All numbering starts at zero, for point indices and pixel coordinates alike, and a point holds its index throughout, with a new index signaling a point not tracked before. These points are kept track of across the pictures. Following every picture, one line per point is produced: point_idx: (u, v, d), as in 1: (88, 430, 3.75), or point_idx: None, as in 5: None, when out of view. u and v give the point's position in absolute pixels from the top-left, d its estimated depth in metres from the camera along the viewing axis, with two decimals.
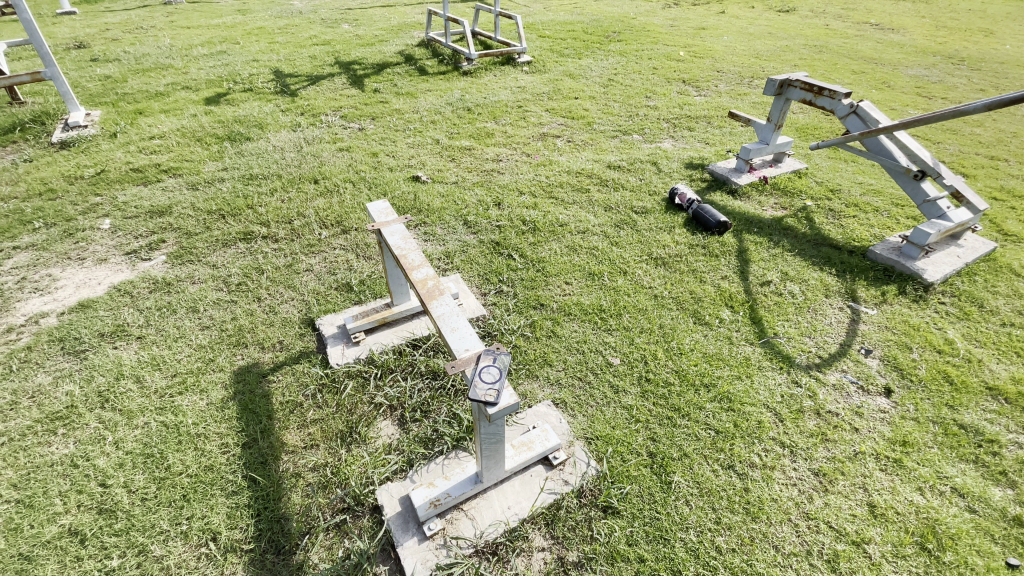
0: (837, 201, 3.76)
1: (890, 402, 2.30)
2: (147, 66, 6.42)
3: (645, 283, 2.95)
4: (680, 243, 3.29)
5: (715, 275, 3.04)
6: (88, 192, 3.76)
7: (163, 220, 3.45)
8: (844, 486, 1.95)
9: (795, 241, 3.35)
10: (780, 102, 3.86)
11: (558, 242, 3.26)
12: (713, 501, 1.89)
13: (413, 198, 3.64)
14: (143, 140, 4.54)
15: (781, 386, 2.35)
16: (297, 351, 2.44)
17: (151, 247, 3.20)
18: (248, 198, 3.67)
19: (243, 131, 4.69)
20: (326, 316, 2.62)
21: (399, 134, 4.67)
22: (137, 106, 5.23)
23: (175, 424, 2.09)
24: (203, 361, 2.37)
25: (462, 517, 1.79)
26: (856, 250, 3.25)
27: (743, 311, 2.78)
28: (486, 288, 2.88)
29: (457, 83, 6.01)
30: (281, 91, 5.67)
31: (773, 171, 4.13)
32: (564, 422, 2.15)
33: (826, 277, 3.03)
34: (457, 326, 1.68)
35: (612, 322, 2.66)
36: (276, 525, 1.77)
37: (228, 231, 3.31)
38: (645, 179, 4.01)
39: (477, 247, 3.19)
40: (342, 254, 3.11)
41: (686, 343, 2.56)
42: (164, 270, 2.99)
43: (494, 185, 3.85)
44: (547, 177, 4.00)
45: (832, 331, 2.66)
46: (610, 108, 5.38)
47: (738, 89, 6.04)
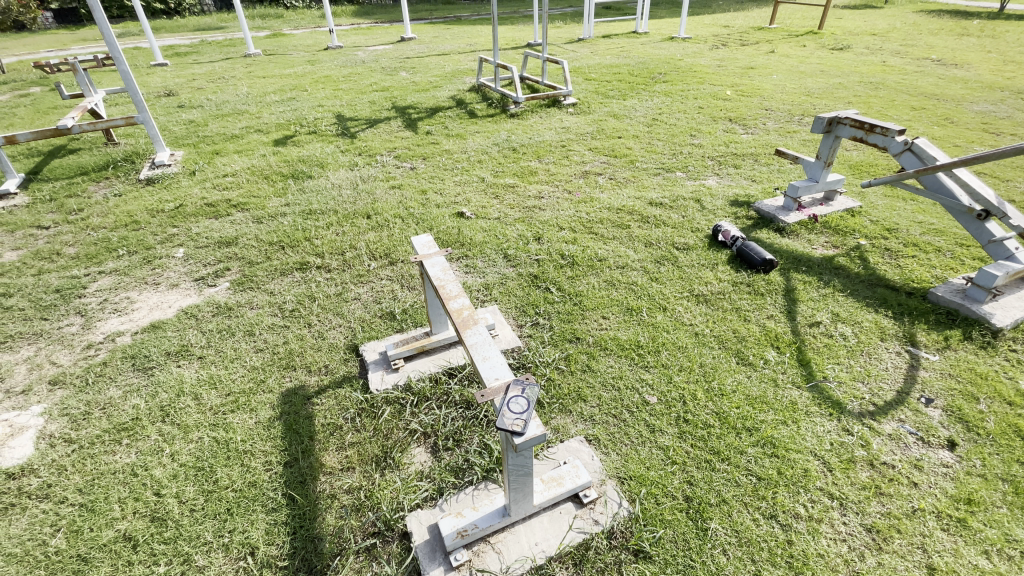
0: (894, 240, 3.60)
1: (954, 456, 2.12)
2: (226, 112, 7.10)
3: (685, 320, 2.90)
4: (723, 280, 3.23)
5: (760, 314, 2.95)
6: (166, 224, 4.15)
7: (229, 250, 3.75)
8: (900, 545, 1.80)
9: (847, 280, 3.21)
10: (829, 140, 3.78)
11: (596, 277, 3.28)
12: (753, 553, 1.79)
13: (457, 233, 3.78)
14: (217, 177, 4.98)
15: (830, 433, 2.23)
16: (340, 375, 2.55)
17: (217, 275, 3.47)
18: (306, 231, 3.93)
19: (306, 170, 5.07)
20: (369, 342, 2.74)
21: (447, 173, 4.90)
22: (214, 147, 5.77)
23: (225, 440, 2.22)
24: (254, 381, 2.52)
25: (489, 550, 1.78)
26: (915, 291, 3.08)
27: (789, 352, 2.67)
28: (523, 320, 2.92)
29: (504, 124, 6.27)
30: (342, 133, 6.10)
31: (824, 210, 4.01)
32: (596, 459, 2.12)
33: (881, 320, 2.87)
34: (489, 355, 1.73)
35: (649, 358, 2.63)
36: (310, 544, 1.83)
37: (286, 261, 3.55)
38: (688, 216, 3.99)
39: (516, 280, 3.26)
40: (388, 284, 3.25)
41: (727, 383, 2.49)
42: (227, 296, 3.23)
43: (536, 221, 3.94)
44: (588, 213, 4.06)
45: (888, 377, 2.51)
46: (654, 147, 5.43)
47: (787, 127, 5.96)
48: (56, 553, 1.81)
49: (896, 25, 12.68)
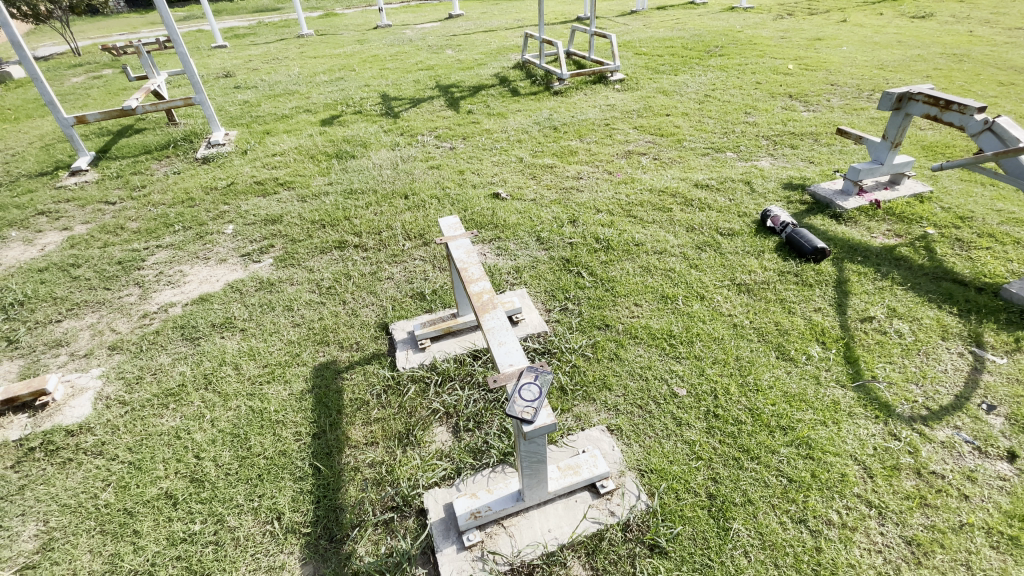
0: (967, 230, 3.27)
1: (1012, 469, 1.93)
2: (278, 92, 7.32)
3: (723, 311, 2.77)
4: (768, 269, 3.05)
5: (806, 307, 2.77)
6: (219, 202, 4.36)
7: (274, 227, 3.91)
8: (942, 561, 1.66)
9: (908, 272, 2.95)
10: (898, 118, 3.44)
11: (631, 262, 3.17)
12: (776, 557, 1.70)
13: (491, 214, 3.75)
14: (267, 157, 5.17)
15: (874, 437, 2.08)
16: (370, 352, 2.60)
17: (262, 251, 3.63)
18: (346, 210, 4.02)
19: (350, 150, 5.16)
20: (399, 322, 2.77)
21: (486, 153, 4.85)
22: (266, 127, 5.99)
23: (260, 410, 2.33)
24: (290, 354, 2.63)
25: (502, 533, 1.78)
26: (986, 287, 2.79)
27: (836, 348, 2.50)
28: (551, 305, 2.88)
29: (547, 102, 6.13)
30: (386, 113, 6.16)
31: (888, 195, 3.69)
32: (616, 450, 2.07)
33: (944, 317, 2.63)
34: (505, 340, 1.71)
35: (681, 349, 2.53)
36: (332, 514, 1.90)
37: (326, 239, 3.65)
38: (735, 199, 3.78)
39: (548, 264, 3.20)
40: (421, 265, 3.28)
41: (764, 378, 2.36)
42: (270, 272, 3.37)
43: (572, 203, 3.85)
44: (627, 195, 3.93)
45: (946, 380, 2.30)
46: (704, 125, 5.16)
47: (854, 104, 5.50)
48: (105, 506, 1.98)
49: None
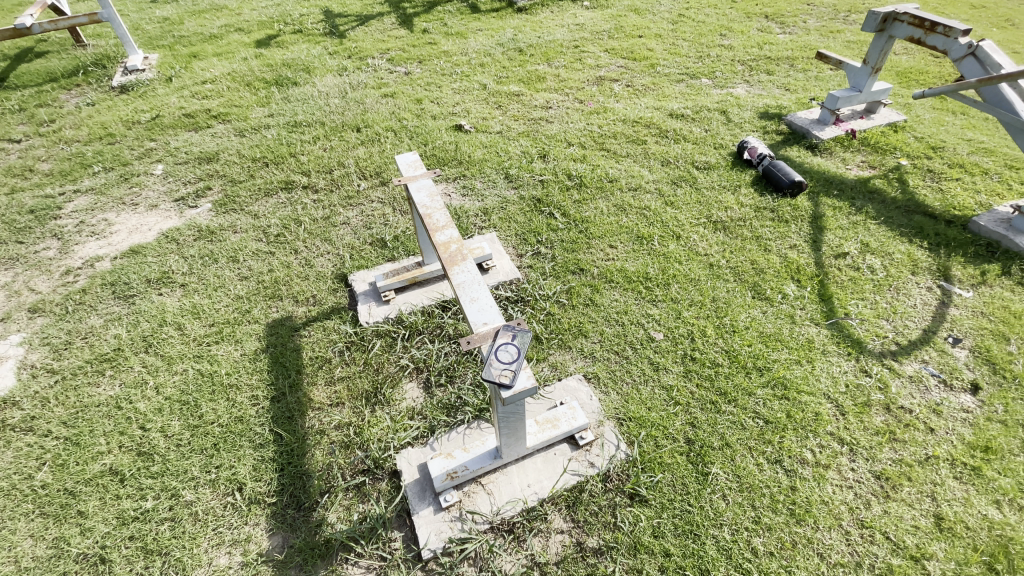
0: (938, 161, 3.25)
1: (975, 400, 1.99)
2: (202, 6, 6.41)
3: (699, 250, 2.68)
4: (744, 205, 2.95)
5: (782, 244, 2.71)
6: (144, 138, 3.85)
7: (210, 167, 3.50)
8: (909, 493, 1.71)
9: (881, 206, 2.92)
10: (881, 41, 3.27)
11: (605, 200, 3.01)
12: (753, 499, 1.71)
13: (454, 148, 3.46)
14: (196, 85, 4.57)
15: (847, 374, 2.09)
16: (328, 306, 2.40)
17: (199, 195, 3.26)
18: (291, 145, 3.63)
19: (291, 76, 4.61)
20: (358, 271, 2.56)
21: (445, 79, 4.43)
22: (192, 49, 5.26)
23: (210, 373, 2.14)
24: (239, 311, 2.40)
25: (480, 491, 1.72)
26: (955, 219, 2.80)
27: (810, 286, 2.47)
28: (523, 249, 2.71)
29: (509, 21, 5.60)
30: (331, 33, 5.50)
31: (864, 124, 3.59)
32: (595, 399, 2.01)
33: (914, 251, 2.63)
34: (477, 296, 1.55)
35: (658, 293, 2.45)
36: (298, 481, 1.79)
37: (271, 180, 3.30)
38: (711, 130, 3.60)
39: (517, 204, 3.00)
40: (379, 207, 3.01)
41: (740, 320, 2.32)
42: (209, 219, 3.04)
43: (541, 135, 3.59)
44: (599, 126, 3.68)
45: (915, 315, 2.32)
46: (677, 48, 4.84)
47: (830, 25, 5.27)
48: (42, 487, 1.80)
49: None
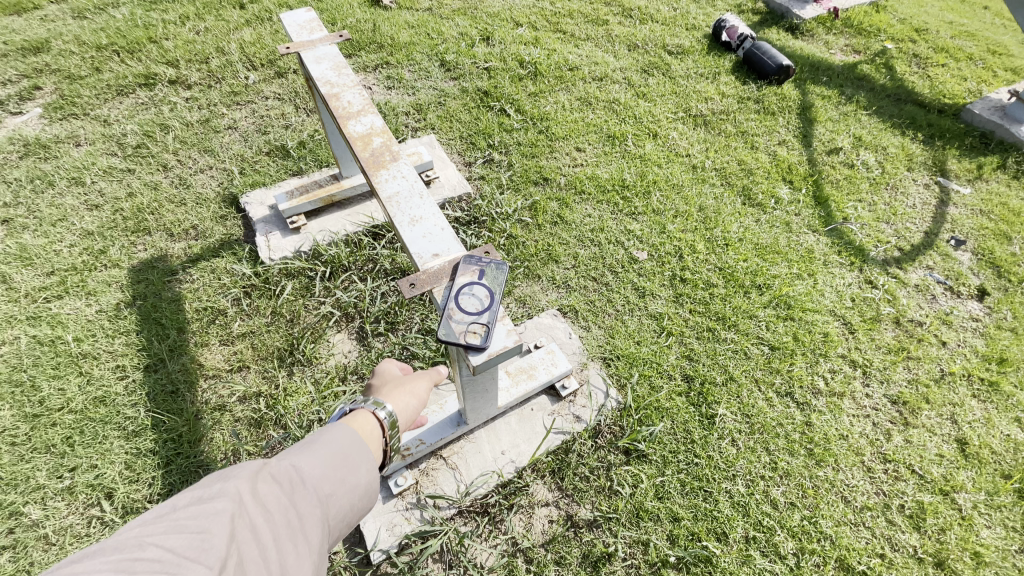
0: (923, 45, 2.95)
1: (983, 308, 1.82)
2: None
3: (680, 150, 2.26)
4: (726, 96, 2.52)
5: (770, 140, 2.34)
6: None
7: (36, 58, 2.58)
8: (929, 418, 1.53)
9: (871, 94, 2.59)
10: None
11: (566, 93, 2.47)
12: (766, 441, 1.45)
13: (372, 29, 2.71)
14: None
15: (851, 287, 1.83)
16: (217, 241, 1.81)
17: (22, 96, 2.39)
18: (151, 28, 2.73)
19: None
20: (254, 192, 1.93)
21: None
22: None
23: (52, 340, 1.54)
24: (90, 253, 1.76)
25: (441, 467, 1.35)
26: (947, 109, 2.54)
27: (805, 188, 2.15)
28: (471, 156, 2.18)
29: None
30: None
31: (846, 3, 3.17)
32: (575, 338, 1.65)
33: (909, 145, 2.36)
34: (419, 214, 1.07)
35: (637, 203, 2.04)
36: (193, 478, 1.33)
37: (125, 74, 2.47)
38: (681, 9, 3.06)
39: (459, 99, 2.41)
40: (277, 106, 2.31)
41: (732, 231, 1.98)
42: (40, 128, 2.24)
43: (481, 13, 2.90)
44: (551, 3, 3.03)
45: (915, 216, 2.08)
46: None
47: None
48: None
49: None
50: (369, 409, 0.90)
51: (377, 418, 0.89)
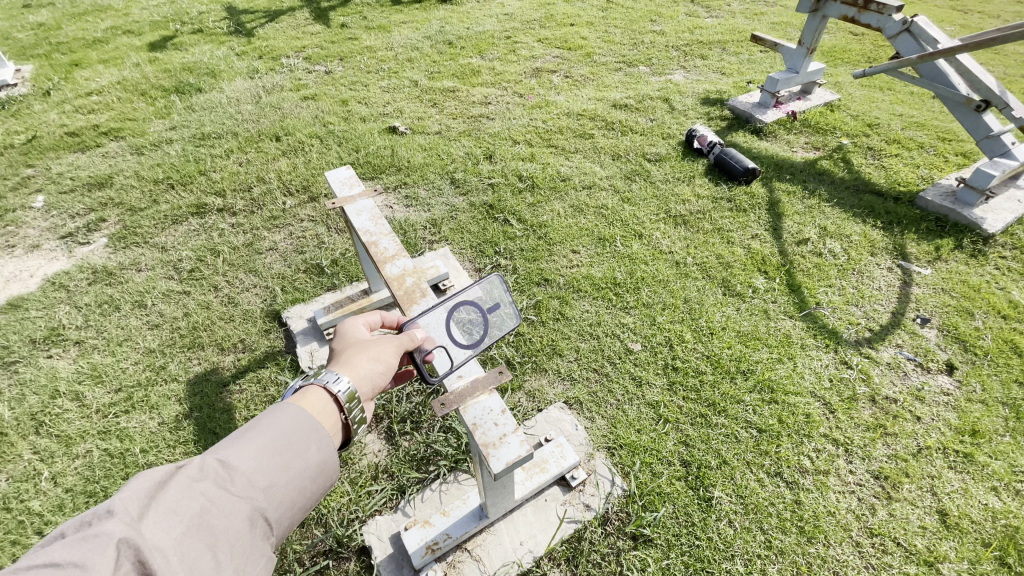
0: (877, 138, 3.31)
1: (952, 381, 1.99)
2: (81, 7, 5.63)
3: (664, 248, 2.55)
4: (701, 196, 2.86)
5: (744, 235, 2.64)
6: (17, 164, 3.27)
7: (103, 193, 3.00)
8: (910, 491, 1.67)
9: (831, 188, 2.92)
10: (815, 21, 3.29)
11: (560, 201, 2.83)
12: (761, 521, 1.60)
13: (391, 153, 3.15)
14: (80, 97, 3.95)
15: (828, 368, 2.03)
16: (262, 353, 2.07)
17: (91, 229, 2.77)
18: (201, 162, 3.18)
19: (194, 82, 4.08)
20: (294, 307, 2.23)
21: (372, 77, 4.07)
22: (72, 56, 4.57)
23: (121, 452, 1.76)
24: (151, 369, 2.02)
25: (467, 559, 1.50)
26: (902, 196, 2.85)
27: (779, 278, 2.41)
28: (480, 263, 2.48)
29: (436, 12, 5.27)
30: (237, 31, 4.95)
31: (802, 105, 3.62)
32: (581, 429, 1.84)
33: (870, 232, 2.64)
34: None
35: (629, 299, 2.30)
36: None
37: (179, 204, 2.87)
38: (657, 120, 3.50)
39: (468, 211, 2.76)
40: (311, 227, 2.67)
41: (716, 320, 2.21)
42: (106, 256, 2.59)
43: (484, 134, 3.35)
44: (544, 121, 3.49)
45: (882, 298, 2.31)
46: (611, 35, 4.73)
47: (754, 8, 5.35)
48: None
49: None
50: (320, 386, 0.92)
51: (330, 394, 0.91)
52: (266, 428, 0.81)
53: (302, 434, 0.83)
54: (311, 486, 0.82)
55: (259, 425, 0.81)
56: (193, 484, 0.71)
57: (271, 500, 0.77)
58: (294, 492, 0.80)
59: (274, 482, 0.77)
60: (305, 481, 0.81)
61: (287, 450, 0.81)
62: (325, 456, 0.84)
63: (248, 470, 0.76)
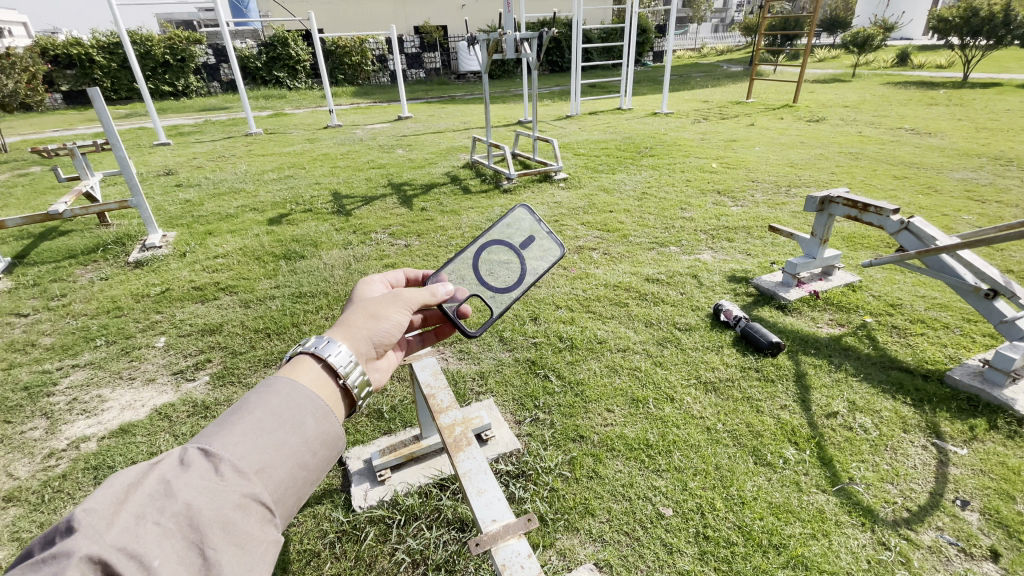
0: (900, 317, 3.52)
1: (1000, 571, 1.92)
2: (222, 190, 7.20)
3: (694, 413, 2.72)
4: (730, 365, 3.09)
5: (772, 404, 2.78)
6: (151, 310, 4.03)
7: (212, 338, 3.61)
8: None
9: (858, 363, 3.08)
10: (823, 218, 3.78)
11: (597, 362, 3.13)
12: None
13: None
14: (208, 259, 4.92)
15: (865, 549, 2.01)
16: (321, 489, 2.31)
17: (197, 367, 3.31)
18: (294, 315, 3.81)
19: (298, 249, 5.02)
20: (353, 448, 2.51)
21: (441, 250, 4.85)
22: (208, 227, 5.76)
23: None
24: None
25: None
26: (931, 374, 2.95)
27: (809, 450, 2.48)
28: (521, 416, 2.74)
29: (497, 199, 6.34)
30: (337, 211, 6.13)
31: (824, 285, 3.95)
32: None
33: (901, 408, 2.71)
34: (484, 487, 1.58)
35: (660, 461, 2.42)
36: None
37: (271, 350, 3.40)
38: (687, 293, 3.91)
39: (513, 367, 3.10)
40: None
41: (747, 489, 2.28)
42: (205, 392, 3.06)
43: (531, 299, 3.85)
44: (584, 290, 3.98)
45: (917, 476, 2.32)
46: (646, 220, 5.47)
47: (775, 198, 6.07)
48: None
49: (866, 97, 13.39)
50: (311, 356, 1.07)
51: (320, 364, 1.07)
52: (259, 411, 0.93)
53: (297, 410, 0.97)
54: (306, 459, 0.94)
55: (253, 407, 0.93)
56: (190, 467, 0.83)
57: (266, 479, 0.87)
58: (289, 469, 0.91)
59: (269, 461, 0.88)
60: (301, 455, 0.93)
61: (282, 429, 0.93)
62: (320, 428, 0.98)
63: (242, 450, 0.87)
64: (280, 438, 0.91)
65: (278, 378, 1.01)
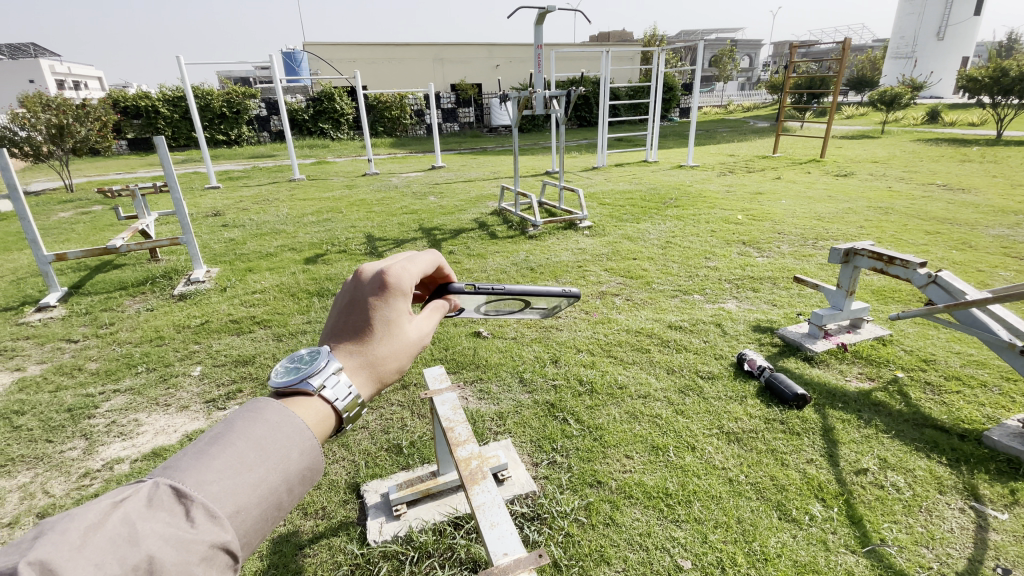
0: (933, 373, 3.42)
1: None
2: (264, 230, 7.63)
3: (716, 463, 2.67)
4: (753, 416, 3.03)
5: (798, 458, 2.70)
6: (189, 340, 4.24)
7: (245, 368, 3.77)
8: None
9: (889, 419, 2.98)
10: (848, 270, 3.76)
11: (616, 407, 3.12)
12: None
13: (473, 353, 3.74)
14: (247, 294, 5.18)
15: None
16: (338, 521, 2.34)
17: (228, 396, 3.45)
18: None
19: (331, 287, 5.24)
20: (372, 481, 2.54)
21: None
22: (249, 264, 6.09)
23: None
24: None
25: None
26: (968, 433, 2.83)
27: (837, 507, 2.38)
28: (539, 458, 2.73)
29: (523, 245, 6.52)
30: (370, 252, 6.41)
31: (852, 338, 3.87)
32: None
33: (936, 467, 2.60)
34: (497, 520, 1.57)
35: (680, 512, 2.37)
36: None
37: None
38: (710, 341, 3.90)
39: (532, 409, 3.12)
40: (398, 411, 3.13)
41: (771, 545, 2.20)
42: None
43: (553, 342, 3.90)
44: (605, 335, 4.01)
45: (954, 541, 2.20)
46: (669, 268, 5.52)
47: (802, 250, 6.05)
48: None
49: (896, 153, 13.40)
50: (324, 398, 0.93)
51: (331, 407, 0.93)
52: (241, 440, 0.82)
53: (283, 440, 0.85)
54: (284, 499, 0.82)
55: (236, 436, 0.82)
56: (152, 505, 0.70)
57: (239, 524, 0.76)
58: (264, 511, 0.79)
59: (246, 503, 0.76)
60: (278, 494, 0.81)
61: (264, 459, 0.81)
62: (306, 462, 0.86)
63: (219, 489, 0.75)
64: (263, 474, 0.80)
65: (265, 404, 0.89)
